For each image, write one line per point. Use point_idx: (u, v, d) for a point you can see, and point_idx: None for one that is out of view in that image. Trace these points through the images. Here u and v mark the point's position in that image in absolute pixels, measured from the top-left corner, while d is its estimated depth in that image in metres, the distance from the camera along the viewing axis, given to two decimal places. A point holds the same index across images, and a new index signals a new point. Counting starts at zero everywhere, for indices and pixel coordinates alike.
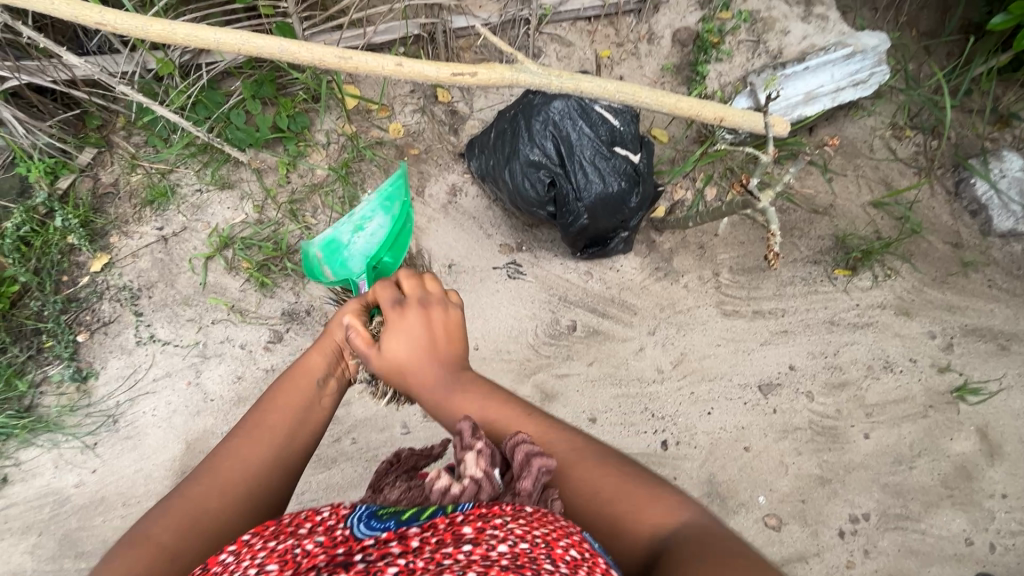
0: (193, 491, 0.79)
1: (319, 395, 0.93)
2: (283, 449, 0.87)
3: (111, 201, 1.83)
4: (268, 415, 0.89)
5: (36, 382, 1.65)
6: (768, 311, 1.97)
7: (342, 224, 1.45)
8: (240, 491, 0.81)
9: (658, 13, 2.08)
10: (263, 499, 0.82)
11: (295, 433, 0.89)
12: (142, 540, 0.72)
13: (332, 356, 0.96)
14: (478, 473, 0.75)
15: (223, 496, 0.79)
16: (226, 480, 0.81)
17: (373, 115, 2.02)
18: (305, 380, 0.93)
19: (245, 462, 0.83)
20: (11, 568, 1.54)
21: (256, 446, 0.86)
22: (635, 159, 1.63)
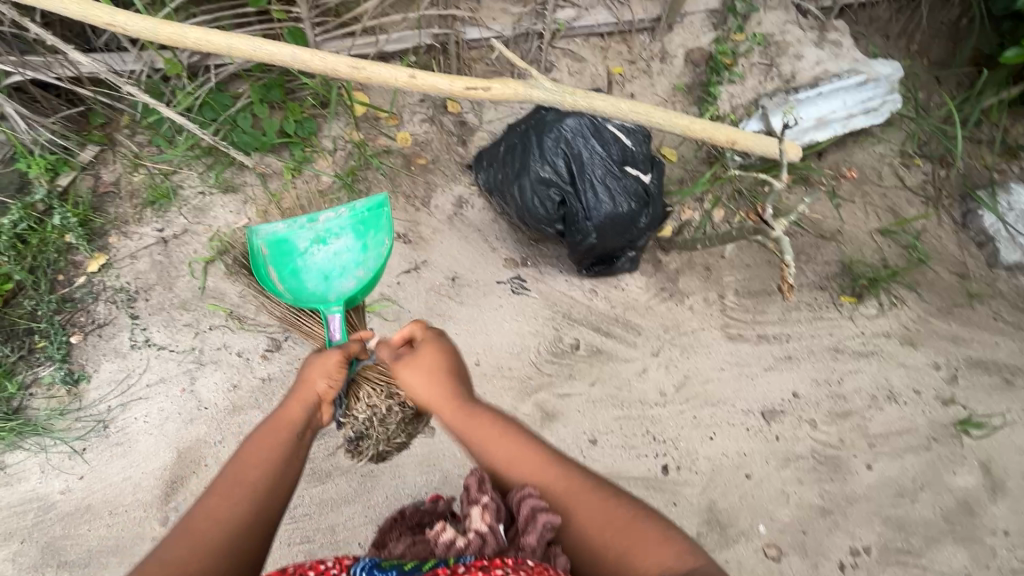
0: (171, 552, 0.74)
1: (300, 441, 0.93)
2: (266, 491, 0.84)
3: (111, 200, 1.80)
4: (245, 464, 0.86)
5: (26, 383, 1.62)
6: (773, 335, 1.95)
7: (303, 230, 1.40)
8: (223, 544, 0.76)
9: (672, 32, 2.08)
10: (244, 549, 0.78)
11: (277, 478, 0.86)
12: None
13: (311, 405, 0.98)
14: (483, 526, 0.85)
15: (205, 551, 0.75)
16: (206, 537, 0.76)
17: (381, 123, 2.01)
18: (285, 427, 0.93)
19: (228, 514, 0.79)
20: None
21: (235, 496, 0.81)
22: (646, 180, 1.62)
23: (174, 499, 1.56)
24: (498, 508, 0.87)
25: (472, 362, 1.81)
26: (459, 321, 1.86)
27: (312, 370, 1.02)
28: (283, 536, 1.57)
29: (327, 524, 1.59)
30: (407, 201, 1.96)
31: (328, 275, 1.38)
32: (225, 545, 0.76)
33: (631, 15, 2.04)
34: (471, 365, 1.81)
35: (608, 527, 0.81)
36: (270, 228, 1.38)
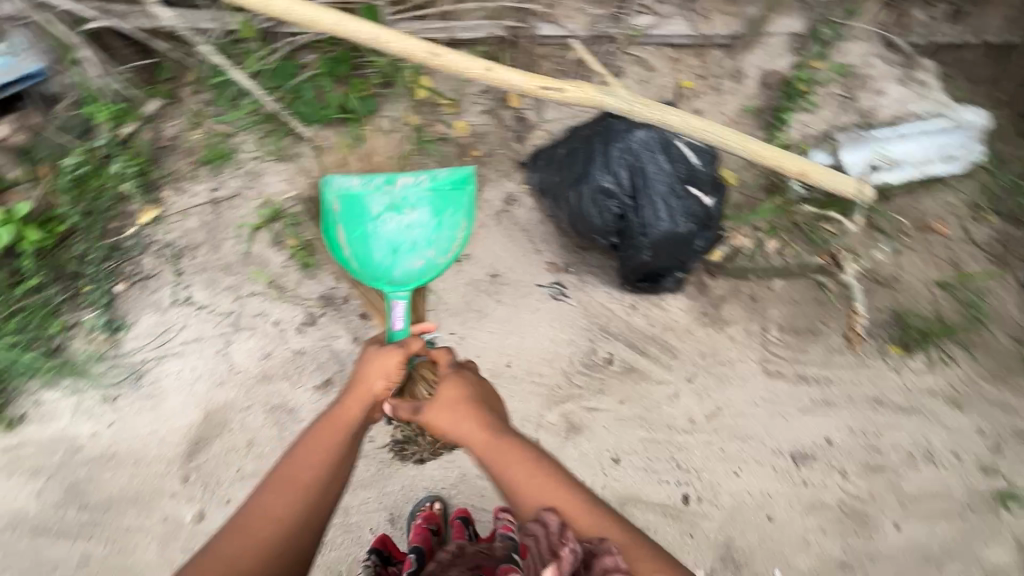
0: (225, 543, 0.91)
1: (347, 445, 1.03)
2: (312, 497, 0.96)
3: (169, 155, 1.82)
4: (297, 467, 0.98)
5: (69, 325, 1.64)
6: (813, 377, 1.88)
7: (379, 195, 1.39)
8: (273, 543, 0.90)
9: (749, 51, 2.01)
10: (292, 545, 0.92)
11: (325, 483, 0.98)
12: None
13: (365, 405, 1.07)
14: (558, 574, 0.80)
15: (255, 548, 0.90)
16: (260, 534, 0.91)
17: (441, 110, 1.99)
18: (337, 432, 1.03)
19: (279, 515, 0.93)
20: (16, 507, 1.52)
21: (284, 504, 0.94)
22: (706, 202, 1.58)
23: (196, 459, 1.58)
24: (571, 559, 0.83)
25: (502, 363, 1.79)
26: (494, 319, 1.84)
27: (370, 367, 1.09)
28: None
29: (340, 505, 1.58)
30: None
31: (397, 249, 1.41)
32: (274, 543, 0.90)
33: (708, 29, 1.98)
34: (502, 366, 1.79)
35: None
36: (345, 183, 1.38)
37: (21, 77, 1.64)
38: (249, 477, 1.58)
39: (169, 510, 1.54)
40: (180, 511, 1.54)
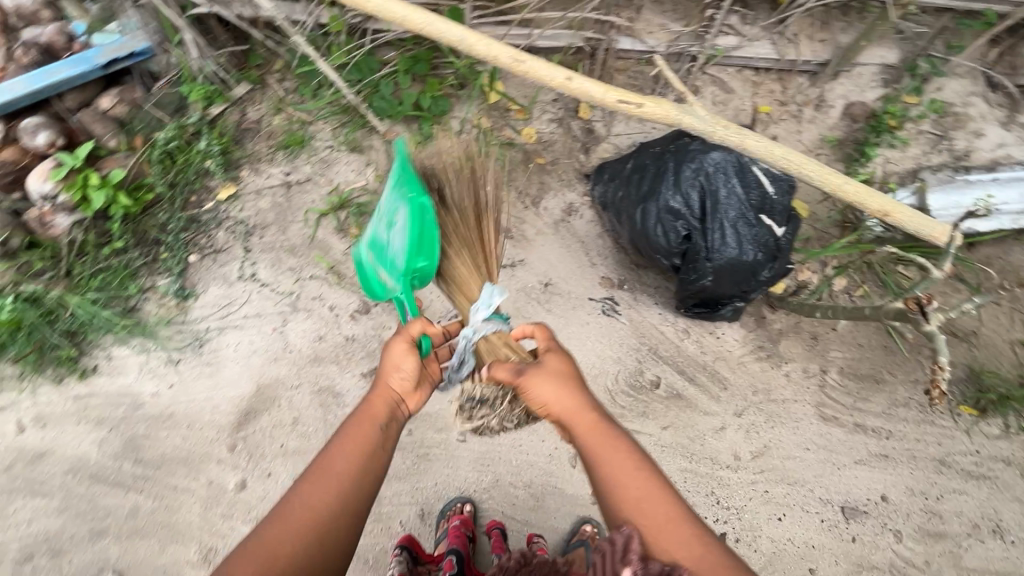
0: (265, 538, 0.88)
1: (382, 437, 1.03)
2: (352, 490, 0.95)
3: (250, 136, 1.91)
4: (332, 462, 0.97)
5: (144, 288, 1.73)
6: (871, 427, 1.79)
7: (378, 223, 1.38)
8: (315, 535, 0.89)
9: (836, 80, 1.93)
10: (336, 537, 0.91)
11: (363, 475, 0.97)
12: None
13: (393, 401, 1.09)
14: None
15: (300, 544, 0.87)
16: (301, 529, 0.89)
17: (511, 115, 2.01)
18: (371, 427, 1.03)
19: (320, 510, 0.91)
20: (77, 453, 1.60)
21: (324, 497, 0.92)
22: (778, 233, 1.51)
23: (245, 430, 1.64)
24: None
25: None
26: None
27: (398, 355, 1.11)
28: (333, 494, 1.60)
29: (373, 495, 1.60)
30: (519, 197, 1.96)
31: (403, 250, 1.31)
32: (316, 535, 0.89)
33: (795, 54, 1.90)
34: None
35: None
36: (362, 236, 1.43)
37: (130, 54, 1.77)
38: (292, 454, 1.62)
39: (214, 475, 1.60)
40: (223, 477, 1.60)
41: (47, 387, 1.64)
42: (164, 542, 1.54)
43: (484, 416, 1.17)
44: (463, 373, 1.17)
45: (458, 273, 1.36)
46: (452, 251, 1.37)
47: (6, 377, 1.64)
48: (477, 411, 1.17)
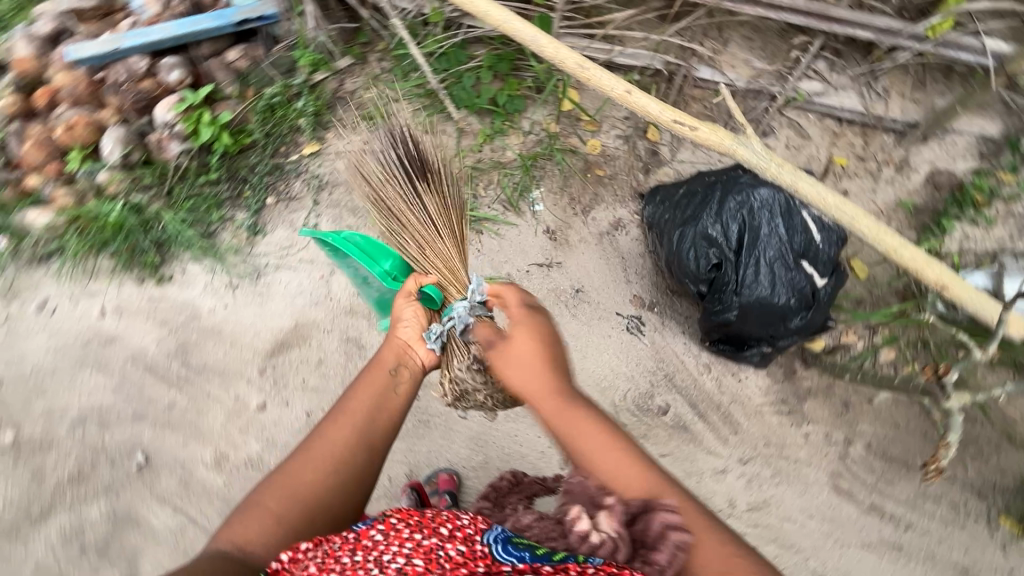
0: (292, 465, 1.04)
1: (395, 383, 1.17)
2: (364, 429, 1.09)
3: (342, 104, 2.11)
4: (351, 407, 1.11)
5: (225, 218, 1.97)
6: (890, 513, 1.67)
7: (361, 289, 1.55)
8: (335, 468, 1.04)
9: (924, 144, 1.83)
10: (351, 466, 1.05)
11: (373, 415, 1.11)
12: (266, 512, 0.97)
13: (399, 352, 1.22)
14: (611, 531, 0.82)
15: (321, 474, 1.03)
16: (319, 462, 1.04)
17: (580, 125, 2.09)
18: (379, 376, 1.17)
19: (336, 446, 1.05)
20: (138, 346, 1.84)
21: (341, 434, 1.07)
22: (817, 283, 1.47)
23: (276, 359, 1.80)
24: (623, 512, 0.85)
25: None
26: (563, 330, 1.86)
27: (404, 311, 1.25)
28: None
29: None
30: (570, 203, 2.02)
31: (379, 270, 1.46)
32: (333, 466, 1.04)
33: (883, 110, 1.82)
34: None
35: None
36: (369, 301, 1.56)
37: (258, 17, 2.03)
38: (310, 390, 1.77)
39: (241, 391, 1.77)
40: (248, 396, 1.77)
41: (130, 284, 1.91)
42: (186, 438, 1.73)
43: (481, 382, 1.29)
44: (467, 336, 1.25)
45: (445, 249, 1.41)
46: (440, 230, 1.44)
47: (102, 269, 1.92)
48: (481, 373, 1.28)
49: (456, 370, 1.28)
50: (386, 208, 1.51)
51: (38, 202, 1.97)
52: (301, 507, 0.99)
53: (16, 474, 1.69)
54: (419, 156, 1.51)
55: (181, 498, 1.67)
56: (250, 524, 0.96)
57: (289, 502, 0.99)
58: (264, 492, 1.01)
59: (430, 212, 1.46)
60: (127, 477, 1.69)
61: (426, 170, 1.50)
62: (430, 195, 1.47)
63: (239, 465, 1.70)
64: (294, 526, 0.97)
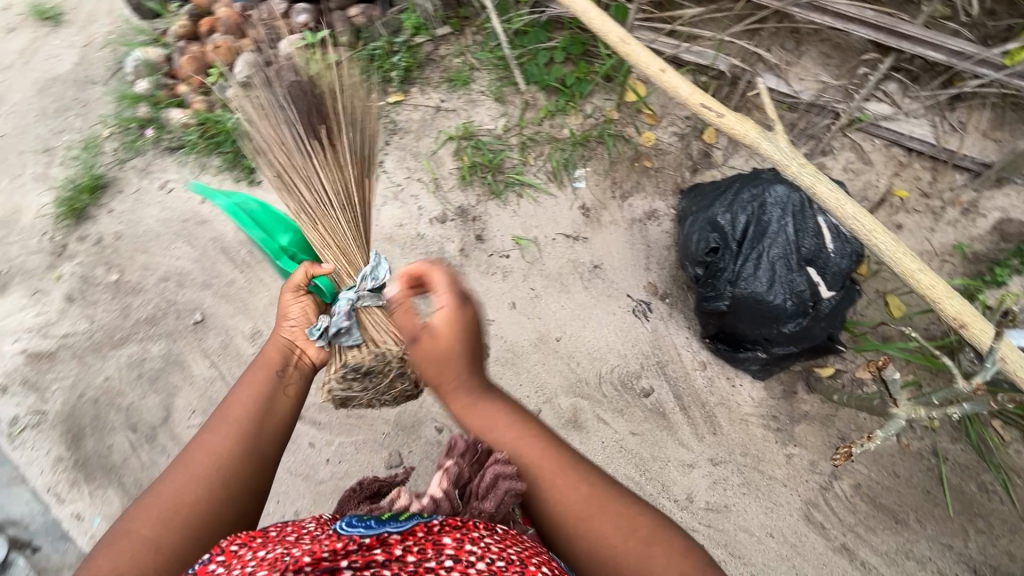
0: (164, 485, 0.90)
1: (283, 385, 1.08)
2: (246, 437, 0.98)
3: (432, 66, 2.38)
4: (229, 417, 1.00)
5: None
6: (862, 559, 1.55)
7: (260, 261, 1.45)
8: (217, 482, 0.92)
9: (997, 190, 1.71)
10: (239, 474, 0.95)
11: (258, 423, 1.01)
12: (125, 534, 0.83)
13: (285, 348, 1.14)
14: (438, 492, 0.89)
15: (202, 486, 0.90)
16: (196, 476, 0.91)
17: (640, 117, 2.18)
18: (267, 373, 1.08)
19: (215, 459, 0.94)
20: (221, 230, 2.21)
21: (221, 442, 0.96)
22: (820, 292, 1.45)
23: None
24: (457, 474, 0.92)
25: (554, 335, 1.88)
26: (572, 299, 1.94)
27: (291, 306, 1.18)
28: None
29: None
30: (610, 186, 2.11)
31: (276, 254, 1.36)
32: (214, 480, 0.92)
33: (957, 145, 1.73)
34: (553, 337, 1.88)
35: (609, 519, 0.86)
36: None
37: None
38: None
39: None
40: None
41: (229, 182, 2.32)
42: (235, 310, 2.05)
43: (360, 389, 1.25)
44: (342, 342, 1.21)
45: (337, 223, 1.40)
46: (333, 198, 1.42)
47: (213, 166, 2.35)
48: (356, 382, 1.23)
49: (332, 384, 1.22)
50: (282, 172, 1.45)
51: (182, 105, 2.45)
52: (169, 524, 0.85)
53: (111, 305, 2.12)
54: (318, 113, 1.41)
55: (218, 355, 1.99)
56: (110, 550, 0.81)
57: (160, 524, 0.84)
58: (128, 520, 0.86)
59: (325, 176, 1.41)
60: (184, 329, 2.05)
61: (323, 134, 1.41)
62: (325, 156, 1.42)
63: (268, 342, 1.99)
64: (171, 552, 0.82)
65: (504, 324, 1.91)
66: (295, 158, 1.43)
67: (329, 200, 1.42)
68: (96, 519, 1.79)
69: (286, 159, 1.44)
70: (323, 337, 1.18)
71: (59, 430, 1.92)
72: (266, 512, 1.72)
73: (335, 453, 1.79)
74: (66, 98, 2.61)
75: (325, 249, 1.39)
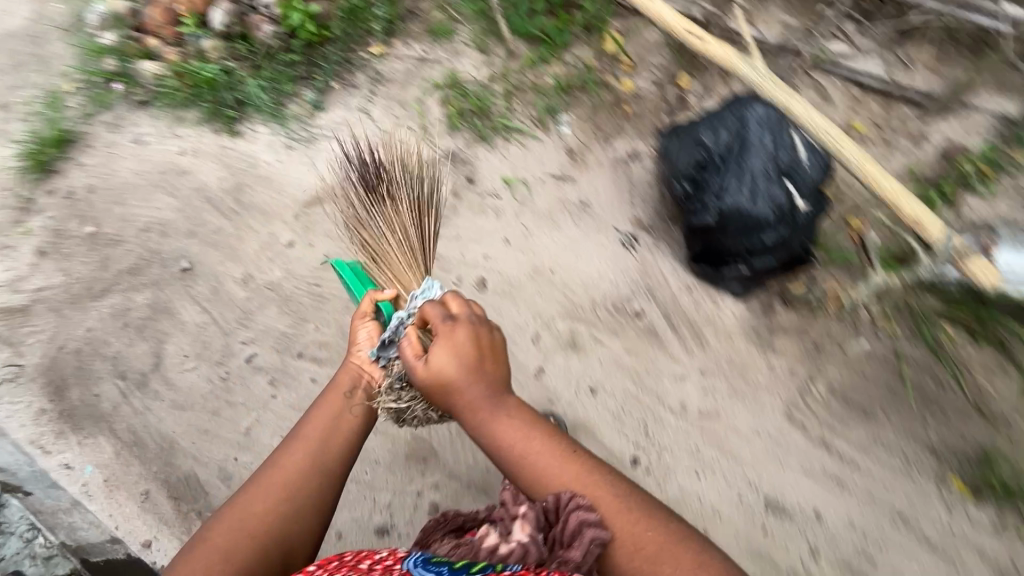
0: (243, 500, 1.09)
1: (349, 408, 1.23)
2: (317, 459, 1.15)
3: (413, 19, 2.40)
4: (303, 440, 1.17)
5: (296, 93, 2.30)
6: (838, 450, 1.70)
7: None
8: (289, 497, 1.10)
9: (942, 117, 1.88)
10: (309, 491, 1.12)
11: (327, 446, 1.17)
12: (209, 541, 1.03)
13: (354, 375, 1.25)
14: (524, 539, 0.96)
15: (275, 503, 1.09)
16: (273, 491, 1.10)
17: (618, 65, 2.27)
18: (336, 398, 1.23)
19: (289, 479, 1.12)
20: (202, 180, 2.17)
21: (296, 463, 1.14)
22: (796, 203, 1.58)
23: (311, 209, 2.08)
24: (536, 518, 0.97)
25: (548, 267, 1.95)
26: (562, 234, 2.02)
27: (357, 333, 1.25)
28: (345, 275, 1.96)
29: None
30: (593, 130, 2.20)
31: None
32: (288, 496, 1.10)
33: (905, 79, 1.90)
34: (547, 269, 1.95)
35: (639, 531, 0.93)
36: None
37: None
38: (334, 238, 2.03)
39: (275, 229, 2.05)
40: (280, 233, 2.04)
41: (208, 134, 2.26)
42: (224, 257, 2.02)
43: (411, 398, 1.21)
44: (393, 355, 1.22)
45: (395, 263, 1.37)
46: (389, 238, 1.39)
47: (189, 118, 2.29)
48: (406, 392, 1.21)
49: (383, 397, 1.20)
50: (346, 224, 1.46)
51: (153, 57, 2.36)
52: (242, 536, 1.04)
53: (88, 258, 2.04)
54: (372, 163, 1.44)
55: (209, 301, 1.95)
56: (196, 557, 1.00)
57: (240, 535, 1.04)
58: (211, 528, 1.05)
59: (382, 222, 1.41)
60: (171, 277, 2.00)
61: (378, 181, 1.42)
62: (384, 205, 1.42)
63: (261, 286, 1.97)
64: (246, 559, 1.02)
65: (499, 259, 1.97)
66: (356, 207, 1.44)
67: (387, 242, 1.39)
68: (88, 468, 1.69)
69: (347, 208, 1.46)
70: (382, 358, 1.23)
71: (38, 383, 1.83)
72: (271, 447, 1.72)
73: None
74: (20, 53, 2.47)
75: (385, 283, 1.36)
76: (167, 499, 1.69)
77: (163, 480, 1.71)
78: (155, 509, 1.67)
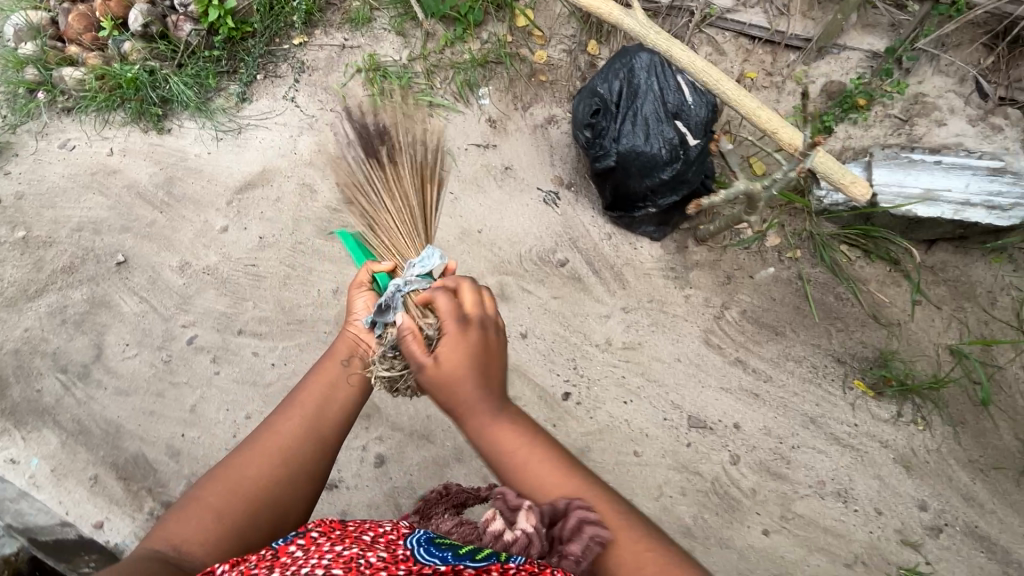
0: (236, 462, 0.98)
1: (347, 373, 1.11)
2: (314, 423, 1.04)
3: (331, 8, 2.46)
4: (301, 402, 1.06)
5: (221, 87, 2.35)
6: (752, 366, 1.84)
7: None
8: (280, 462, 0.98)
9: (821, 60, 2.06)
10: (303, 456, 1.01)
11: (324, 412, 1.06)
12: (195, 505, 0.91)
13: (352, 341, 1.14)
14: (529, 528, 0.80)
15: (266, 467, 0.97)
16: (265, 456, 0.98)
17: (531, 38, 2.39)
18: (335, 361, 1.12)
19: (283, 441, 1.00)
20: (133, 177, 2.20)
21: (291, 425, 1.02)
22: (687, 139, 1.72)
23: (242, 194, 2.14)
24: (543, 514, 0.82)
25: (476, 228, 2.06)
26: (488, 197, 2.12)
27: (355, 301, 1.16)
28: (281, 254, 2.02)
29: (307, 267, 2.00)
30: (512, 100, 2.31)
31: None
32: (278, 461, 0.98)
33: (786, 27, 2.07)
34: (475, 230, 2.06)
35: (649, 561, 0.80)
36: None
37: None
38: (266, 220, 2.09)
39: (209, 217, 2.10)
40: (214, 220, 2.10)
41: (137, 133, 2.30)
42: (159, 247, 2.06)
43: (404, 367, 1.09)
44: (390, 321, 1.10)
45: (398, 235, 1.38)
46: (392, 208, 1.42)
47: (116, 119, 2.32)
48: (400, 360, 1.08)
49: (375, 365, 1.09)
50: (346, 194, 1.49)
51: (75, 63, 2.38)
52: (236, 500, 0.92)
53: (21, 261, 2.06)
54: (375, 132, 1.47)
55: (146, 291, 1.99)
56: (181, 522, 0.89)
57: (230, 497, 0.93)
58: (199, 490, 0.94)
59: (386, 188, 1.44)
60: (106, 271, 2.03)
61: (379, 149, 1.46)
62: (386, 172, 1.46)
63: (198, 271, 2.02)
64: (232, 525, 0.90)
65: None
66: (354, 176, 1.47)
67: (388, 210, 1.42)
68: (34, 460, 1.74)
69: (345, 178, 1.49)
70: (378, 325, 1.11)
71: None
72: (217, 419, 1.79)
73: (281, 359, 1.87)
74: None
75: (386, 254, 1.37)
76: (116, 480, 1.71)
77: (110, 463, 1.74)
78: (104, 491, 1.70)
